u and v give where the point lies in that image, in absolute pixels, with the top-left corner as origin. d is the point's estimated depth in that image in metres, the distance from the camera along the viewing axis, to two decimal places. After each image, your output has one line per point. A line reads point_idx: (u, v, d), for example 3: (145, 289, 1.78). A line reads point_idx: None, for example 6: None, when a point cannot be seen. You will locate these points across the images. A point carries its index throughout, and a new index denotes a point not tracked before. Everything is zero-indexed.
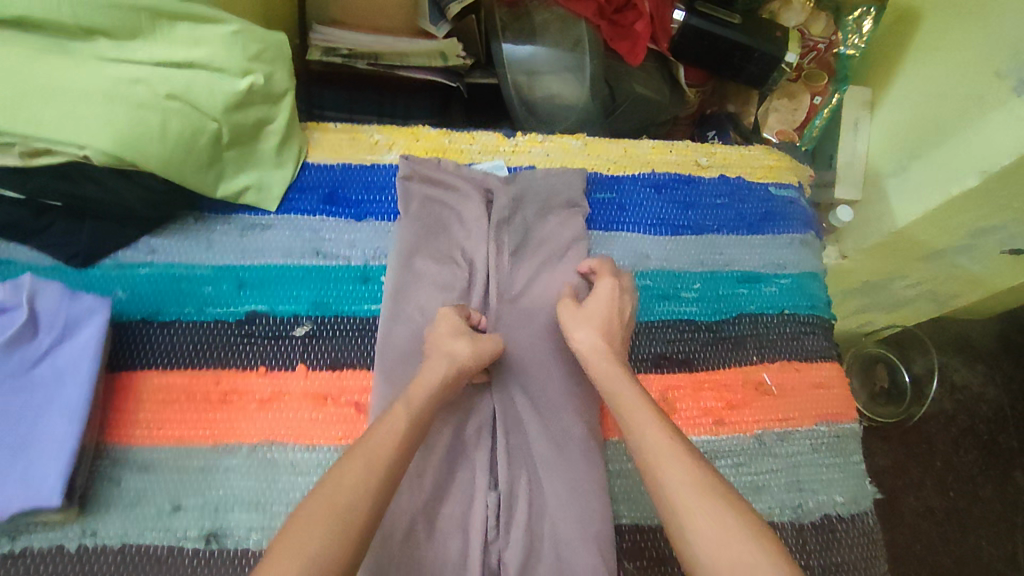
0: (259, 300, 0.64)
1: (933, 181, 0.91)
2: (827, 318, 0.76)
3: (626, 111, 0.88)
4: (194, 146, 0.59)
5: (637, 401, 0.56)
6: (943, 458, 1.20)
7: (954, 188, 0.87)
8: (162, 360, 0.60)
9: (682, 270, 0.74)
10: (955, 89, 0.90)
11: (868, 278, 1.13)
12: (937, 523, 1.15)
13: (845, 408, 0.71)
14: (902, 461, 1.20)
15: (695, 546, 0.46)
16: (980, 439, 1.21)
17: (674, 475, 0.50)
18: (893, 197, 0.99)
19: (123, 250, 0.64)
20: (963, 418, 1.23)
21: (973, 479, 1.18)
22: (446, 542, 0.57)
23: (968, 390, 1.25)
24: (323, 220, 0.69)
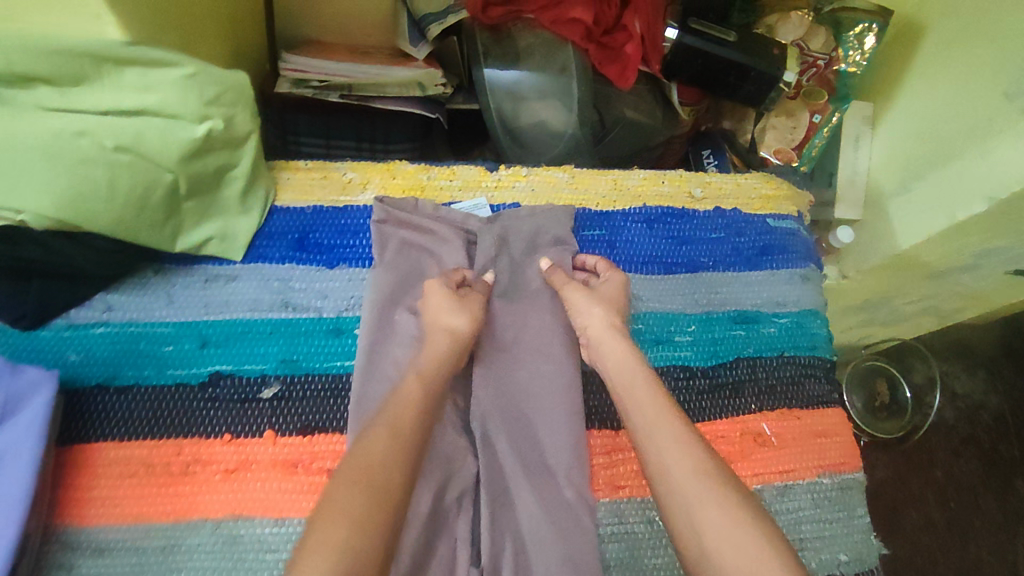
0: (224, 360, 0.60)
1: (937, 203, 0.88)
2: (828, 358, 0.72)
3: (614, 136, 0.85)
4: (146, 201, 0.55)
5: (646, 394, 0.54)
6: (943, 469, 1.15)
7: (959, 213, 0.83)
8: (118, 429, 0.56)
9: (675, 312, 0.70)
10: (962, 108, 0.86)
11: (867, 296, 1.09)
12: (938, 536, 1.10)
13: (848, 457, 0.68)
14: (901, 472, 1.15)
15: (698, 533, 0.45)
16: (981, 448, 1.16)
17: (676, 459, 0.49)
18: (896, 217, 0.95)
19: (76, 309, 0.60)
20: (964, 427, 1.18)
21: (975, 491, 1.13)
22: None
23: (970, 398, 1.19)
24: (292, 268, 0.64)
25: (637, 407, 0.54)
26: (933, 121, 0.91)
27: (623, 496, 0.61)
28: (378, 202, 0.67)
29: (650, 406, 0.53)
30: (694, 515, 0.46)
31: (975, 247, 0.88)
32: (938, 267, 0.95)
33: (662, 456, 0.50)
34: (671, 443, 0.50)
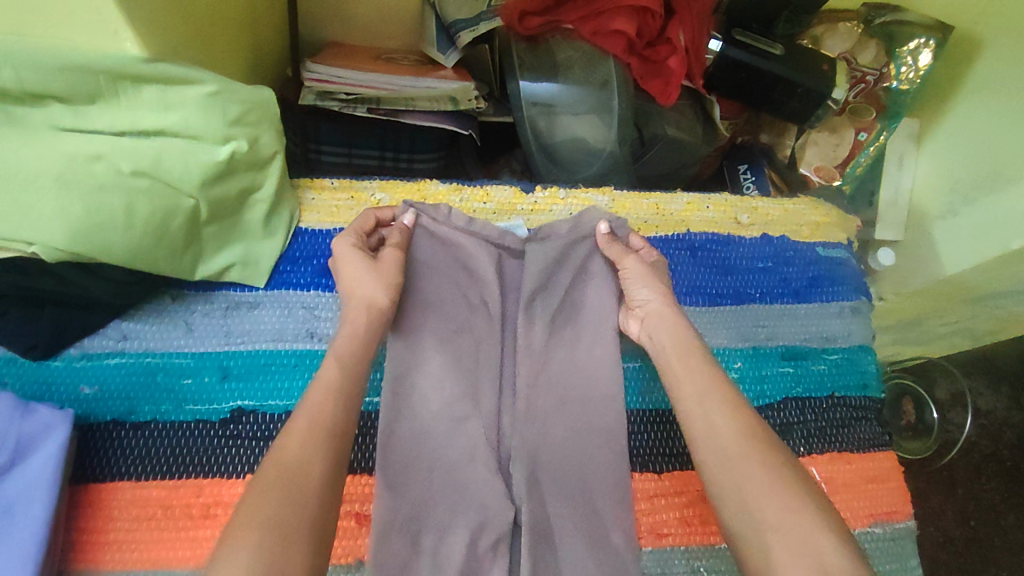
0: (247, 395, 0.57)
1: (989, 229, 0.84)
2: (879, 398, 0.69)
3: (653, 155, 0.80)
4: (165, 229, 0.51)
5: (700, 373, 0.52)
6: (964, 487, 1.09)
7: (1014, 241, 0.80)
8: (135, 468, 0.53)
9: (721, 347, 0.66)
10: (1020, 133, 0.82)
11: (904, 316, 1.05)
12: (958, 554, 1.04)
13: (901, 505, 0.64)
14: (922, 489, 1.10)
15: (745, 500, 0.44)
16: (1003, 465, 1.11)
17: (722, 426, 0.48)
18: (940, 242, 0.92)
19: (89, 337, 0.56)
20: (985, 444, 1.13)
21: (995, 509, 1.07)
22: None
23: (992, 415, 1.14)
24: (318, 296, 0.61)
25: (697, 401, 0.50)
26: (991, 142, 0.87)
27: (666, 545, 0.58)
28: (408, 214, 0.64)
29: (713, 404, 0.49)
30: (760, 521, 0.43)
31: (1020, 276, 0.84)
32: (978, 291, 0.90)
33: (727, 458, 0.46)
34: (734, 449, 0.46)
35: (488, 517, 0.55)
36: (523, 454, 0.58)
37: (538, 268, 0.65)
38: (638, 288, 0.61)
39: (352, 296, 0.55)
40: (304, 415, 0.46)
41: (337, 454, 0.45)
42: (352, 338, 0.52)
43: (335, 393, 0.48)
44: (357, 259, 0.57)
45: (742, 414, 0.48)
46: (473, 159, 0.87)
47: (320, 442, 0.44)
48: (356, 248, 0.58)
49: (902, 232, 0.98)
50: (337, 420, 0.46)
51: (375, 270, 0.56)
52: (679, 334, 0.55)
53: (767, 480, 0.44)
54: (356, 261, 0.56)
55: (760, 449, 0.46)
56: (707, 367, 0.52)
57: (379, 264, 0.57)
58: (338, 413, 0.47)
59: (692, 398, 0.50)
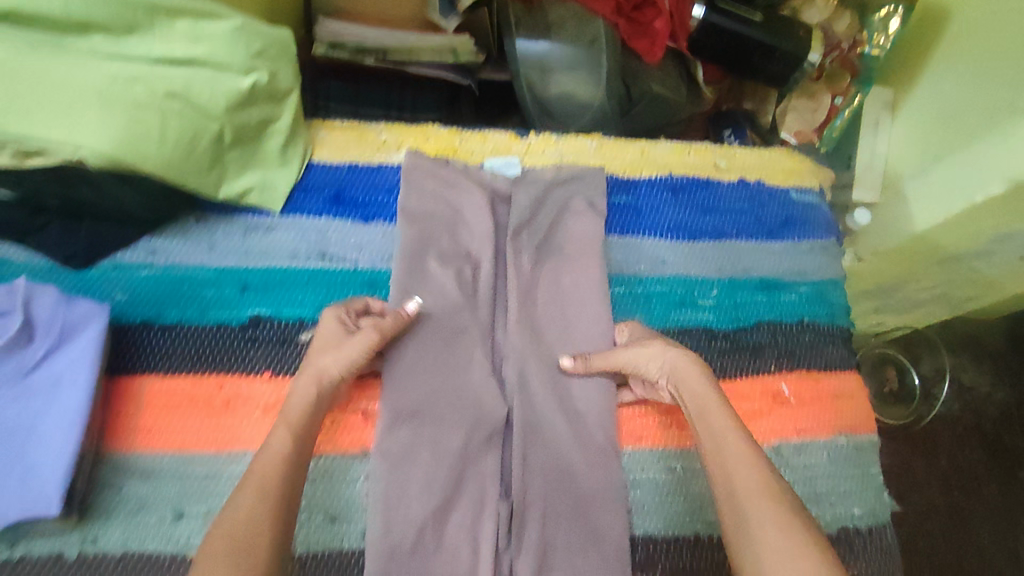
0: (263, 304, 0.62)
1: (954, 185, 0.88)
2: (848, 328, 0.74)
3: (638, 111, 0.85)
4: (194, 148, 0.56)
5: (717, 411, 0.56)
6: (947, 455, 1.15)
7: (977, 195, 0.83)
8: (164, 364, 0.59)
9: (699, 277, 0.72)
10: (985, 93, 0.86)
11: (882, 281, 1.10)
12: (940, 521, 1.10)
13: (863, 420, 0.70)
14: (907, 459, 1.15)
15: (753, 537, 0.49)
16: (985, 438, 1.17)
17: (745, 483, 0.51)
18: (914, 201, 0.96)
19: (121, 250, 0.61)
20: (969, 417, 1.18)
21: (976, 476, 1.14)
22: (455, 547, 0.57)
23: (975, 391, 1.20)
24: (328, 221, 0.66)
25: (715, 455, 0.54)
26: (954, 110, 0.91)
27: (644, 447, 0.64)
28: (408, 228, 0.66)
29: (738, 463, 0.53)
30: (754, 540, 0.48)
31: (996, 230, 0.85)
32: (950, 252, 0.93)
33: (739, 501, 0.51)
34: (749, 488, 0.51)
35: (482, 416, 0.61)
36: (514, 360, 0.65)
37: (529, 200, 0.71)
38: (650, 364, 0.61)
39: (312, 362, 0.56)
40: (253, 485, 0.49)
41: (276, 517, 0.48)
42: (301, 408, 0.54)
43: (285, 461, 0.51)
44: (333, 328, 0.58)
45: (760, 463, 0.53)
46: (470, 112, 0.92)
47: (272, 512, 0.48)
48: (340, 320, 0.59)
49: (879, 194, 1.03)
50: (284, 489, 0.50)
51: (345, 342, 0.57)
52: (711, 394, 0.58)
53: (785, 541, 0.47)
54: (334, 337, 0.58)
55: (768, 497, 0.50)
56: (730, 422, 0.55)
57: (355, 334, 0.58)
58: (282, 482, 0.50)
59: (727, 481, 0.52)
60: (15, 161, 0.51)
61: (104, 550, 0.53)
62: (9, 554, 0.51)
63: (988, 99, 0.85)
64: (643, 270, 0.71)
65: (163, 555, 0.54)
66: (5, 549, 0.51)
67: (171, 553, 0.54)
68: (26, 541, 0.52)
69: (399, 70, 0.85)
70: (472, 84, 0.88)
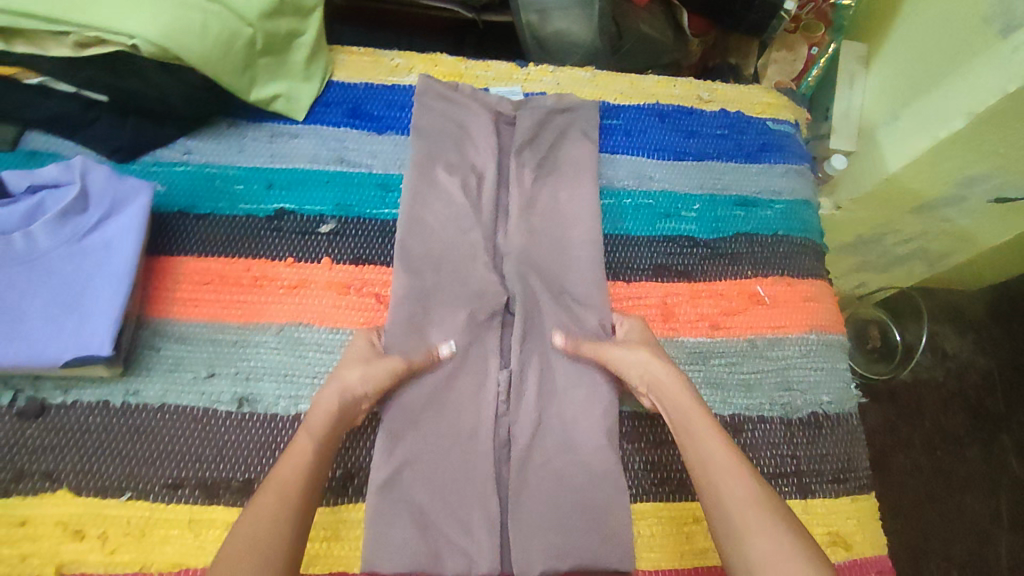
0: (287, 199, 0.69)
1: (921, 125, 0.95)
2: (819, 242, 0.80)
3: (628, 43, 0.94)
4: (230, 47, 0.63)
5: (708, 436, 0.55)
6: (931, 418, 1.23)
7: (942, 132, 0.90)
8: (198, 246, 0.65)
9: (682, 192, 0.78)
10: (948, 38, 0.93)
11: (861, 232, 1.16)
12: (925, 481, 1.18)
13: (832, 321, 0.76)
14: (892, 420, 1.23)
15: (749, 561, 0.47)
16: (968, 403, 1.25)
17: (734, 495, 0.50)
18: (885, 144, 1.02)
19: (161, 149, 0.69)
20: (953, 383, 1.26)
21: (959, 440, 1.22)
22: (460, 415, 0.63)
23: (957, 357, 1.28)
24: (346, 131, 0.73)
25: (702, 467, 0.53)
26: (914, 62, 1.00)
27: None
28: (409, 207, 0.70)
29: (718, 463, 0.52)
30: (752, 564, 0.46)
31: (958, 172, 0.93)
32: (922, 199, 1.02)
33: (730, 511, 0.50)
34: (740, 511, 0.49)
35: (485, 301, 0.68)
36: (516, 255, 0.70)
37: (532, 123, 0.76)
38: (625, 358, 0.62)
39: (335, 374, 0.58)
40: (273, 491, 0.49)
41: (298, 521, 0.48)
42: (326, 414, 0.55)
43: (307, 464, 0.51)
44: (361, 350, 0.61)
45: (747, 473, 0.51)
46: (474, 47, 1.01)
47: (293, 510, 0.48)
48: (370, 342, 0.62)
49: (854, 144, 1.08)
50: (303, 497, 0.50)
51: (371, 362, 0.59)
52: (694, 405, 0.57)
53: (767, 547, 0.47)
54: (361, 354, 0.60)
55: (762, 513, 0.49)
56: (720, 438, 0.54)
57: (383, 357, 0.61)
58: (304, 487, 0.50)
59: (718, 502, 0.51)
60: (73, 51, 0.59)
61: (145, 400, 0.59)
62: (62, 399, 0.58)
63: (941, 47, 0.94)
64: (632, 184, 0.78)
65: (196, 407, 0.60)
66: (59, 394, 0.58)
67: (203, 407, 0.60)
68: (78, 388, 0.59)
69: (410, 6, 0.93)
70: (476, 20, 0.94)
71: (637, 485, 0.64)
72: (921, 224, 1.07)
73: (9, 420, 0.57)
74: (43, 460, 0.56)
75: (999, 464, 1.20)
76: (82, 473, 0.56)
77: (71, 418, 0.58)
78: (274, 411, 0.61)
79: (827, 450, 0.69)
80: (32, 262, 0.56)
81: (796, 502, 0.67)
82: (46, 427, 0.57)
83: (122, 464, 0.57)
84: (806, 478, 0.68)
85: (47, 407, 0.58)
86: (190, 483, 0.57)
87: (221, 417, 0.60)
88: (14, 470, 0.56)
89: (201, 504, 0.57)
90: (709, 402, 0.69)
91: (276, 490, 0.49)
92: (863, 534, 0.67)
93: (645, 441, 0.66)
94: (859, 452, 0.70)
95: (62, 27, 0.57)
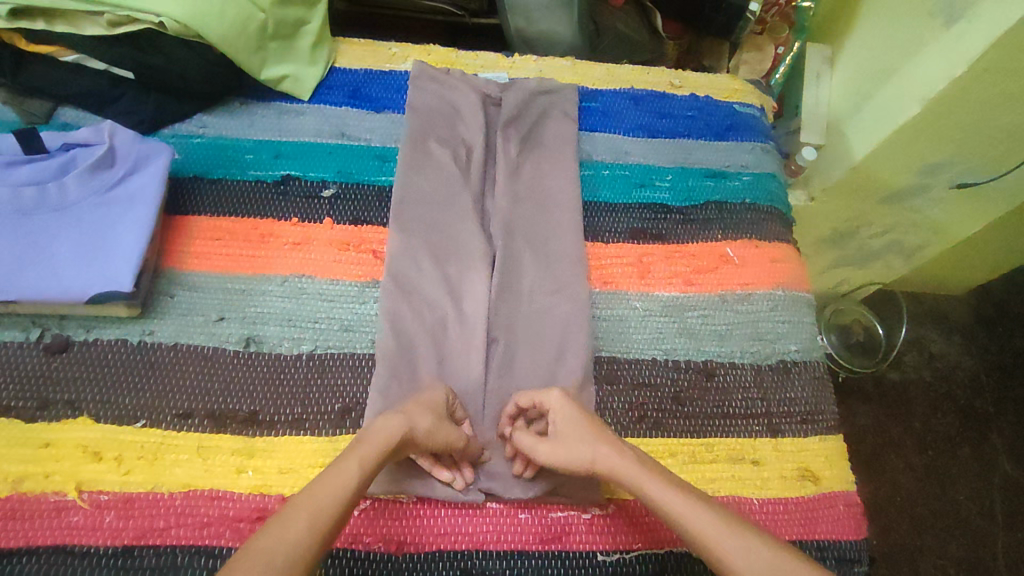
0: (293, 166, 0.75)
1: (883, 116, 0.91)
2: (784, 210, 0.86)
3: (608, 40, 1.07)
4: (244, 30, 0.72)
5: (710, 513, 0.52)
6: (922, 420, 1.25)
7: (899, 118, 0.87)
8: (211, 206, 0.72)
9: (656, 165, 0.85)
10: (901, 29, 0.90)
11: (834, 226, 1.15)
12: (916, 477, 1.19)
13: (800, 282, 0.80)
14: (882, 418, 1.24)
15: None
16: (957, 403, 1.27)
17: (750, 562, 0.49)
18: (850, 135, 0.99)
19: (179, 123, 0.76)
20: (941, 384, 1.29)
21: (950, 440, 1.23)
22: (456, 367, 0.68)
23: (945, 358, 1.31)
24: (347, 110, 0.80)
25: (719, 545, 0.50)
26: (871, 52, 0.97)
27: (610, 289, 0.76)
28: (393, 221, 0.73)
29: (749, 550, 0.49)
30: None
31: (924, 158, 0.92)
32: (889, 188, 1.00)
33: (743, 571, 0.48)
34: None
35: (472, 257, 0.73)
36: (502, 217, 0.76)
37: (517, 102, 0.83)
38: (578, 446, 0.59)
39: (406, 411, 0.58)
40: (305, 511, 0.49)
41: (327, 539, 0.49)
42: (381, 442, 0.55)
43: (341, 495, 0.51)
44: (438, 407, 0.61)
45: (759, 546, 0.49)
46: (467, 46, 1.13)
47: None
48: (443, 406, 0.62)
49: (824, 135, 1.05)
50: (333, 516, 0.50)
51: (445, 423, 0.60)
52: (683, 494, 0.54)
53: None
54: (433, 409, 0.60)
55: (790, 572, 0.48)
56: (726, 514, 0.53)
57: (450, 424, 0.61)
58: (336, 513, 0.50)
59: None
60: (106, 29, 0.69)
61: (159, 339, 0.65)
62: (84, 336, 0.64)
63: (894, 36, 0.92)
64: (608, 158, 0.85)
65: (206, 347, 0.65)
66: (81, 331, 0.64)
67: (212, 347, 0.65)
68: (99, 327, 0.64)
69: (410, 8, 1.06)
70: (464, 16, 1.05)
71: (618, 423, 0.69)
72: (893, 216, 1.06)
73: (36, 354, 0.62)
74: (67, 390, 0.61)
75: (990, 463, 1.22)
76: (100, 402, 0.61)
77: (92, 353, 0.63)
78: (278, 351, 0.66)
79: (796, 394, 0.73)
80: (63, 210, 0.64)
81: (766, 440, 0.70)
82: (69, 361, 0.63)
83: (137, 395, 0.62)
84: (775, 418, 0.72)
85: (71, 343, 0.63)
86: (199, 414, 0.62)
87: (228, 356, 0.65)
88: (38, 399, 0.61)
89: (209, 432, 0.61)
90: (684, 350, 0.74)
91: (308, 513, 0.49)
92: (831, 470, 0.70)
93: (623, 382, 0.71)
94: (827, 399, 0.74)
95: (100, 8, 0.67)
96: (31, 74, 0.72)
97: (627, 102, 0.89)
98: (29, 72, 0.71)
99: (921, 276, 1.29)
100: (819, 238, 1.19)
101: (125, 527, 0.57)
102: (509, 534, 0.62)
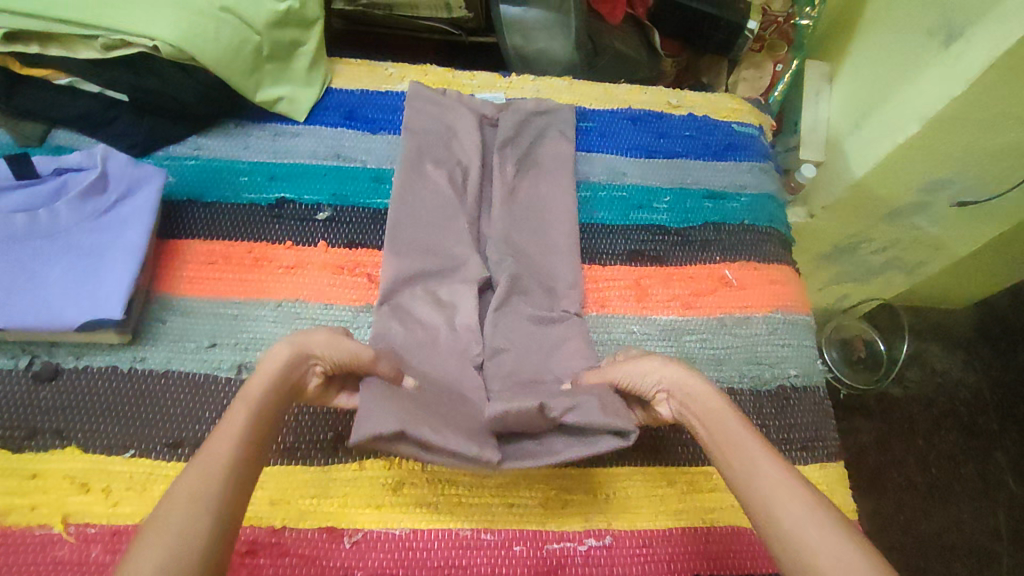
0: (287, 189, 0.75)
1: (882, 134, 0.90)
2: (783, 232, 0.85)
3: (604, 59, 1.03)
4: (239, 52, 0.71)
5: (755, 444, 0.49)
6: (925, 438, 1.23)
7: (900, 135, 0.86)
8: (204, 230, 0.71)
9: (654, 186, 0.84)
10: (901, 47, 0.90)
11: (834, 244, 1.14)
12: (920, 497, 1.18)
13: (800, 304, 0.79)
14: (885, 436, 1.23)
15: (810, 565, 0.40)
16: (960, 420, 1.25)
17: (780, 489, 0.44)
18: (849, 152, 0.98)
19: (173, 145, 0.76)
20: (944, 401, 1.27)
21: (954, 458, 1.22)
22: None
23: (948, 375, 1.30)
24: (343, 132, 0.80)
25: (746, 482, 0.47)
26: (870, 70, 0.97)
27: (607, 311, 0.75)
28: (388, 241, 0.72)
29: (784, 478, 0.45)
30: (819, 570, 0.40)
31: (925, 177, 0.91)
32: (889, 207, 0.99)
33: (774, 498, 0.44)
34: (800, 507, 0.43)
35: (468, 280, 0.72)
36: (499, 238, 0.75)
37: (514, 122, 0.83)
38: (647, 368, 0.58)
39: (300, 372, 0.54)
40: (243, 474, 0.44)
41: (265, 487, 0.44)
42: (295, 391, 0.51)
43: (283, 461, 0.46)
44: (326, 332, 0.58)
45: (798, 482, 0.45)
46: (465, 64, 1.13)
47: None
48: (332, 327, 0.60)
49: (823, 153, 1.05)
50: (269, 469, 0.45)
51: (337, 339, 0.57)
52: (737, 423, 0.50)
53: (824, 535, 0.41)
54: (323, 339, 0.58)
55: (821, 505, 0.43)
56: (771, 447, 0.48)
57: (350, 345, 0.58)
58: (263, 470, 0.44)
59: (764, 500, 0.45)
60: (100, 53, 0.68)
61: (150, 365, 0.64)
62: (74, 363, 0.63)
63: (893, 55, 0.91)
64: (605, 179, 0.84)
65: (197, 373, 0.64)
66: (72, 358, 0.63)
67: (204, 373, 0.64)
68: (89, 355, 0.63)
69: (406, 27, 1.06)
70: (462, 36, 1.05)
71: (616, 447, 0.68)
72: (894, 233, 1.05)
73: (24, 382, 0.62)
74: (55, 419, 0.60)
75: (995, 481, 1.20)
76: (88, 432, 0.60)
77: (82, 380, 0.62)
78: None
79: (797, 419, 0.72)
80: (54, 235, 0.63)
81: None
82: (58, 389, 0.62)
83: (126, 424, 0.61)
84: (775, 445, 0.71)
85: (60, 371, 0.62)
86: (188, 443, 0.61)
87: (219, 382, 0.64)
88: (27, 428, 0.60)
89: None
90: None
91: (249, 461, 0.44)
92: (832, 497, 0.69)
93: None
94: (829, 424, 0.73)
95: (92, 32, 0.67)
96: (25, 97, 0.71)
97: (625, 121, 0.89)
98: (24, 94, 0.71)
99: (923, 291, 1.28)
100: (819, 255, 1.18)
101: (112, 561, 0.55)
102: (505, 567, 0.61)
